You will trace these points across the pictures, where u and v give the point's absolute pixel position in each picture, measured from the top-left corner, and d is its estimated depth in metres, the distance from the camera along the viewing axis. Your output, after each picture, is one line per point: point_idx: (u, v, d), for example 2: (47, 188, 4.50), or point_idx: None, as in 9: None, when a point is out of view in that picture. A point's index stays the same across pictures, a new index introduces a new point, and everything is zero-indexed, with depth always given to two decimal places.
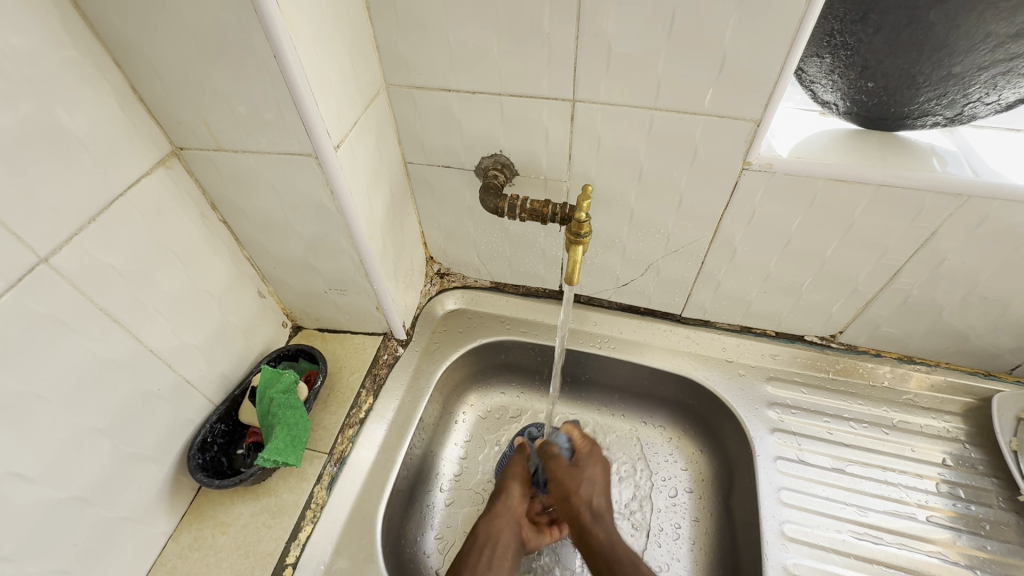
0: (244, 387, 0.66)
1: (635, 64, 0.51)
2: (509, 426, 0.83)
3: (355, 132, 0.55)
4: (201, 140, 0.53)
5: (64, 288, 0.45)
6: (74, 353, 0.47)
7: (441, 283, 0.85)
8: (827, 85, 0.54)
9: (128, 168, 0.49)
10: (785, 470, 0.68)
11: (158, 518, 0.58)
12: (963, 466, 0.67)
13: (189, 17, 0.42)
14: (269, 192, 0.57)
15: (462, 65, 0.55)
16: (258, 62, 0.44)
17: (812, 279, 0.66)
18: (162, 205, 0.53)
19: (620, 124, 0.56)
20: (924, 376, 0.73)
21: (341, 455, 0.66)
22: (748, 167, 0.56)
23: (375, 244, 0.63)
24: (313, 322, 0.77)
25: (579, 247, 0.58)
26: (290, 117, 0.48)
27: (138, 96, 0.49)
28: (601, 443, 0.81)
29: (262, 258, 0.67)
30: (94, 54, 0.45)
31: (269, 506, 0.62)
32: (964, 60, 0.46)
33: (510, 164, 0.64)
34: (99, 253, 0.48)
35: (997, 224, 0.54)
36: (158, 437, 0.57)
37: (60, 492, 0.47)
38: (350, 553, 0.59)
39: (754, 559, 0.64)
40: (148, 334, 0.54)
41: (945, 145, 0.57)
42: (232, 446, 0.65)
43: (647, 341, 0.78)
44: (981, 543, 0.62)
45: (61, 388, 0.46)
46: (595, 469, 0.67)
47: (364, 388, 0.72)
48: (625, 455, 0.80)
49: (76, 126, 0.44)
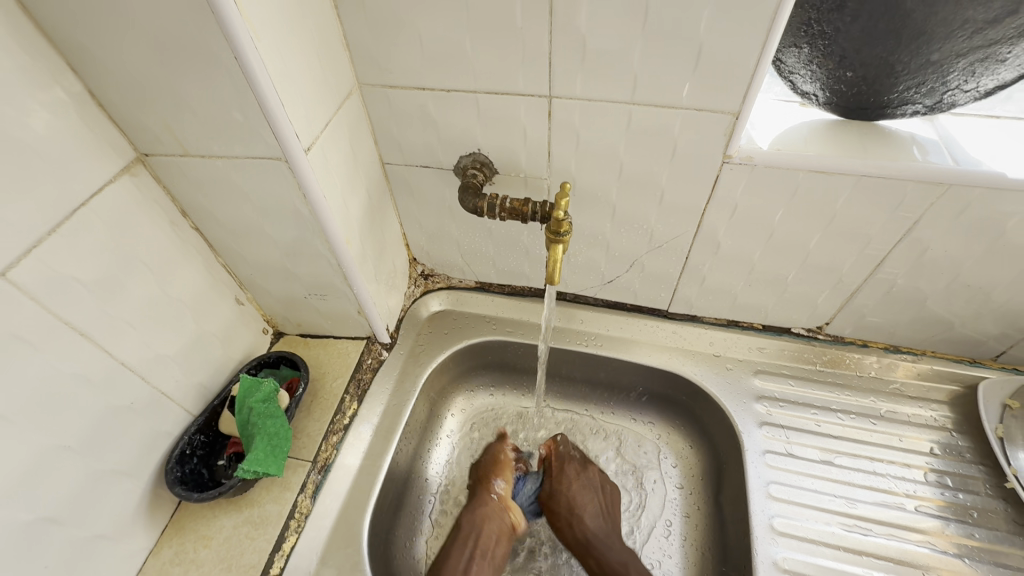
0: (224, 397, 0.65)
1: (610, 58, 0.50)
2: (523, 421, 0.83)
3: (327, 134, 0.54)
4: (167, 146, 0.51)
5: (22, 302, 0.44)
6: (35, 369, 0.45)
7: (425, 284, 0.84)
8: (806, 75, 0.54)
9: (90, 177, 0.48)
10: (773, 464, 0.68)
11: (137, 533, 0.57)
12: (950, 455, 0.67)
13: (144, 19, 0.41)
14: (240, 197, 0.55)
15: (435, 62, 0.54)
16: (219, 65, 0.43)
17: (796, 272, 0.66)
18: (127, 213, 0.52)
19: (598, 120, 0.55)
20: (910, 365, 0.73)
21: (326, 463, 0.65)
22: (729, 160, 0.55)
23: (353, 248, 0.62)
24: (295, 328, 0.76)
25: (559, 246, 0.57)
26: (257, 120, 0.47)
27: (98, 101, 0.48)
28: (600, 439, 0.81)
29: (239, 264, 0.65)
30: (46, 59, 0.43)
31: (251, 517, 0.61)
32: (941, 47, 0.45)
33: (489, 162, 0.63)
34: (61, 264, 0.46)
35: (979, 212, 0.54)
36: (132, 452, 0.55)
37: (28, 513, 0.46)
38: (336, 563, 0.58)
39: (745, 555, 0.63)
40: (119, 346, 0.52)
41: (926, 134, 0.56)
42: (212, 457, 0.63)
43: (634, 338, 0.77)
44: (970, 531, 0.62)
45: (22, 408, 0.45)
46: (575, 484, 0.72)
47: (348, 394, 0.71)
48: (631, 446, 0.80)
49: (32, 135, 0.43)
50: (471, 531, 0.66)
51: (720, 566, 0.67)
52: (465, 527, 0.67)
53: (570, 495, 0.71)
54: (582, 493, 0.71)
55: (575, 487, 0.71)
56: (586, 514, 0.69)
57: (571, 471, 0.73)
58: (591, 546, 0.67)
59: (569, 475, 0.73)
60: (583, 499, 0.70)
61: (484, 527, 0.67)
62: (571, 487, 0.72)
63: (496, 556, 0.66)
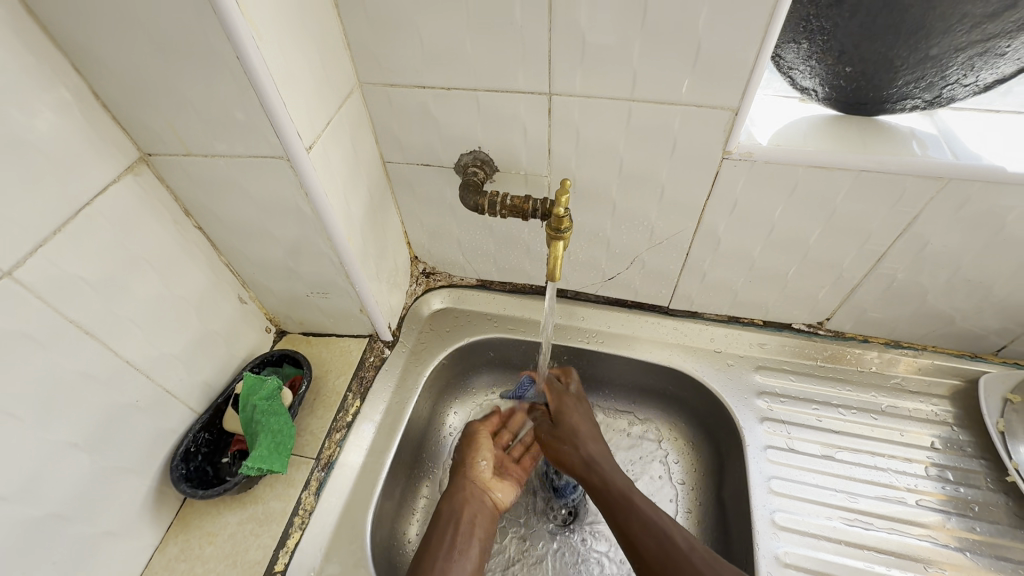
0: (228, 394, 0.65)
1: (609, 55, 0.50)
2: None
3: (329, 132, 0.54)
4: (170, 145, 0.52)
5: (30, 301, 0.44)
6: (43, 366, 0.46)
7: (426, 282, 0.84)
8: (805, 71, 0.54)
9: (93, 177, 0.48)
10: (774, 459, 0.68)
11: (143, 531, 0.58)
12: (951, 449, 0.67)
13: (147, 20, 0.41)
14: (242, 196, 0.56)
15: (435, 60, 0.54)
16: (221, 64, 0.43)
17: (796, 268, 0.66)
18: (131, 213, 0.52)
19: (597, 118, 0.56)
20: (911, 360, 0.73)
21: (329, 460, 0.66)
22: (729, 156, 0.55)
23: (355, 246, 0.62)
24: (297, 327, 0.76)
25: (560, 242, 0.58)
26: (259, 119, 0.47)
27: (102, 102, 0.48)
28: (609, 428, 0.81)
29: (241, 263, 0.65)
30: (50, 60, 0.43)
31: (256, 514, 0.61)
32: (940, 42, 0.45)
33: (490, 160, 0.63)
34: (67, 264, 0.47)
35: (979, 206, 0.54)
36: (137, 450, 0.56)
37: (35, 509, 0.47)
38: (340, 558, 0.59)
39: (747, 549, 0.63)
40: (124, 345, 0.53)
41: (925, 128, 0.56)
42: (216, 455, 0.64)
43: (635, 334, 0.78)
44: (971, 525, 0.62)
45: (29, 407, 0.45)
46: (576, 411, 0.70)
47: (351, 392, 0.71)
48: (637, 437, 0.80)
49: (37, 136, 0.43)
50: (452, 514, 0.65)
51: (724, 561, 0.68)
52: (446, 512, 0.65)
53: (567, 427, 0.69)
54: (581, 420, 0.69)
55: (568, 416, 0.70)
56: (582, 442, 0.67)
57: (568, 404, 0.71)
58: (590, 471, 0.65)
59: (568, 408, 0.71)
60: (579, 429, 0.69)
61: (465, 508, 0.65)
62: (568, 416, 0.70)
63: (481, 538, 0.64)
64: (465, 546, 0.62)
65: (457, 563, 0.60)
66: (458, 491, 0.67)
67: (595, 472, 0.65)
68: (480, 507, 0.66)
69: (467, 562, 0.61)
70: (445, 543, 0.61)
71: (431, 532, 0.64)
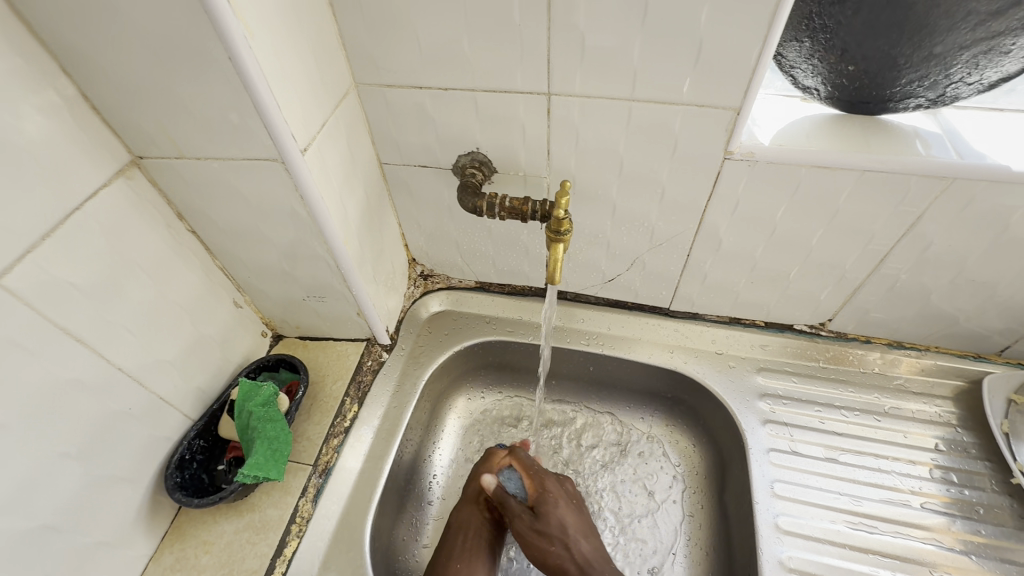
0: (224, 401, 0.64)
1: (608, 54, 0.49)
2: (523, 420, 0.82)
3: (324, 135, 0.53)
4: (161, 148, 0.51)
5: (19, 307, 0.43)
6: (33, 376, 0.45)
7: (424, 284, 0.83)
8: (807, 69, 0.53)
9: (84, 181, 0.47)
10: (777, 462, 0.67)
11: (138, 539, 0.57)
12: (955, 451, 0.67)
13: (135, 20, 0.40)
14: (236, 199, 0.55)
15: (432, 61, 0.54)
16: (212, 64, 0.42)
17: (798, 268, 0.65)
18: (123, 218, 0.51)
19: (596, 118, 0.55)
20: (914, 360, 0.72)
21: (327, 466, 0.65)
22: (730, 156, 0.54)
23: (351, 249, 0.61)
24: (294, 331, 0.75)
25: (560, 245, 0.57)
26: (251, 120, 0.46)
27: (92, 105, 0.47)
28: (616, 430, 0.81)
29: (237, 267, 0.65)
30: (39, 62, 0.42)
31: (252, 522, 0.61)
32: (945, 39, 0.44)
33: (488, 161, 0.62)
34: (57, 269, 0.46)
35: (985, 205, 0.53)
36: (131, 458, 0.55)
37: (25, 521, 0.46)
38: (339, 566, 0.58)
39: (750, 554, 0.63)
40: (116, 351, 0.52)
41: (928, 127, 0.56)
42: (212, 462, 0.63)
43: (634, 337, 0.77)
44: (976, 528, 0.62)
45: (21, 416, 0.45)
46: (559, 502, 0.65)
47: (348, 396, 0.71)
48: (642, 438, 0.80)
49: (25, 140, 0.42)
50: (464, 519, 0.66)
51: (726, 565, 0.67)
52: (457, 518, 0.66)
53: (552, 524, 0.63)
54: (568, 514, 0.64)
55: (551, 513, 0.64)
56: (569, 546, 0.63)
57: (552, 490, 0.66)
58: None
59: (551, 492, 0.66)
60: (567, 527, 0.63)
61: (468, 519, 0.66)
62: (551, 513, 0.64)
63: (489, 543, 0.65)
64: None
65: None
66: (466, 503, 0.67)
67: None
68: (477, 518, 0.66)
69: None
70: (456, 548, 0.64)
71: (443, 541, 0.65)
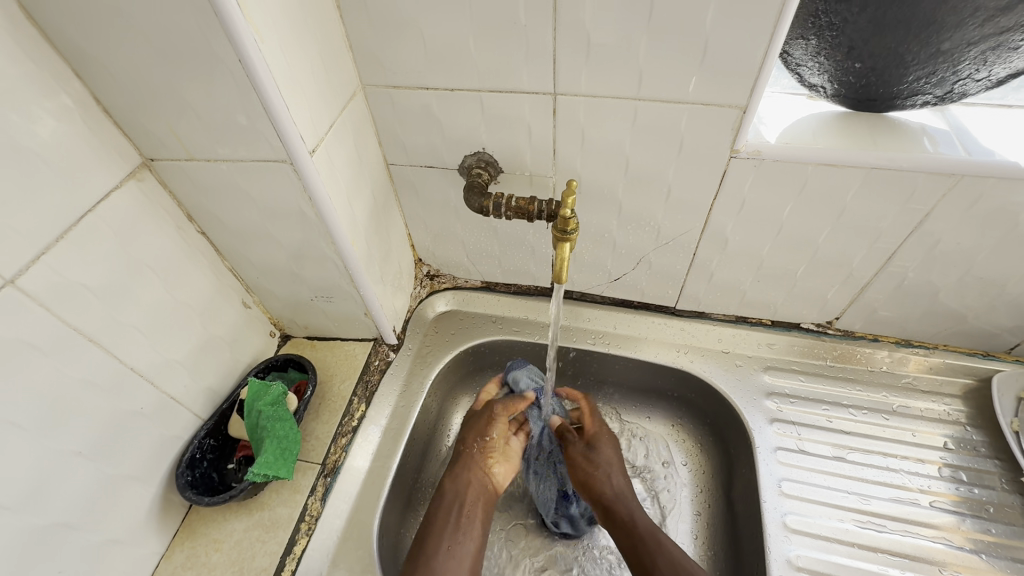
0: (233, 400, 0.65)
1: (614, 53, 0.49)
2: None
3: (331, 135, 0.54)
4: (172, 150, 0.51)
5: (33, 309, 0.44)
6: (46, 376, 0.46)
7: (431, 285, 0.83)
8: (813, 67, 0.53)
9: (95, 184, 0.48)
10: (784, 461, 0.67)
11: (149, 538, 0.58)
12: (964, 450, 0.66)
13: (146, 23, 0.41)
14: (245, 200, 0.55)
15: (438, 62, 0.54)
16: (222, 66, 0.43)
17: (804, 267, 0.65)
18: (134, 220, 0.52)
19: (602, 117, 0.55)
20: (922, 359, 0.72)
21: (335, 465, 0.65)
22: (736, 154, 0.54)
23: (359, 249, 0.62)
24: (302, 331, 0.76)
25: (567, 244, 0.56)
26: (260, 122, 0.46)
27: (103, 108, 0.48)
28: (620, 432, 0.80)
29: (245, 267, 0.65)
30: (51, 66, 0.43)
31: (262, 521, 0.61)
32: (952, 36, 0.44)
33: (494, 161, 0.63)
34: (69, 271, 0.46)
35: (994, 202, 0.53)
36: (142, 458, 0.55)
37: (40, 519, 0.47)
38: (348, 564, 0.58)
39: (757, 552, 0.63)
40: (128, 352, 0.53)
41: (935, 125, 0.55)
42: (222, 461, 0.64)
43: (641, 335, 0.77)
44: (986, 527, 0.62)
45: (34, 416, 0.45)
46: (609, 442, 0.70)
47: (356, 396, 0.71)
48: (645, 442, 0.79)
49: (38, 143, 0.43)
50: (456, 493, 0.65)
51: (734, 565, 0.67)
52: (451, 491, 0.65)
53: (602, 454, 0.69)
54: (614, 453, 0.69)
55: (602, 446, 0.70)
56: (613, 476, 0.67)
57: (604, 430, 0.72)
58: (619, 505, 0.65)
59: (603, 431, 0.71)
60: (611, 463, 0.68)
61: (467, 477, 0.67)
62: (603, 449, 0.69)
63: (482, 517, 0.65)
64: (468, 523, 0.63)
65: (461, 545, 0.61)
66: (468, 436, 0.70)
67: (623, 506, 0.65)
68: (473, 468, 0.68)
69: (470, 541, 0.62)
70: (448, 527, 0.62)
71: (434, 516, 0.63)
